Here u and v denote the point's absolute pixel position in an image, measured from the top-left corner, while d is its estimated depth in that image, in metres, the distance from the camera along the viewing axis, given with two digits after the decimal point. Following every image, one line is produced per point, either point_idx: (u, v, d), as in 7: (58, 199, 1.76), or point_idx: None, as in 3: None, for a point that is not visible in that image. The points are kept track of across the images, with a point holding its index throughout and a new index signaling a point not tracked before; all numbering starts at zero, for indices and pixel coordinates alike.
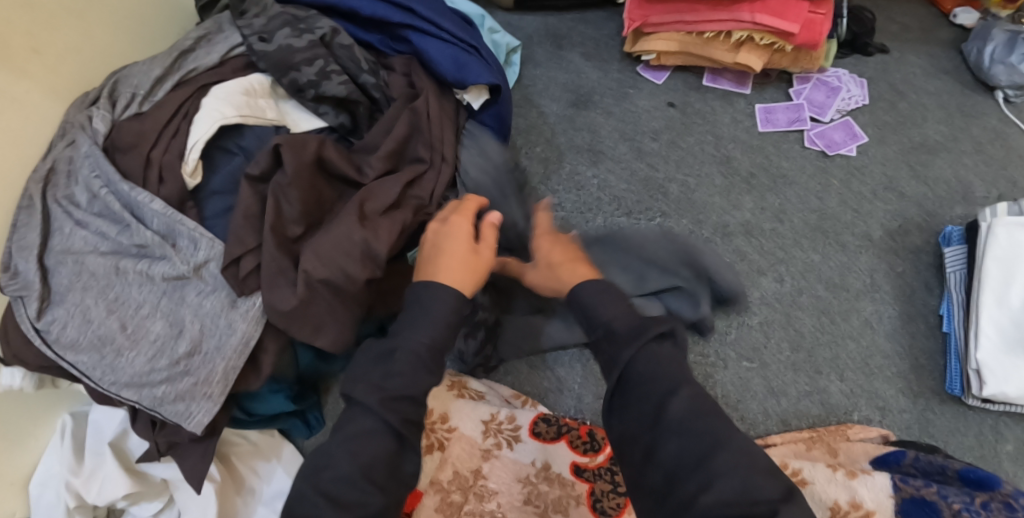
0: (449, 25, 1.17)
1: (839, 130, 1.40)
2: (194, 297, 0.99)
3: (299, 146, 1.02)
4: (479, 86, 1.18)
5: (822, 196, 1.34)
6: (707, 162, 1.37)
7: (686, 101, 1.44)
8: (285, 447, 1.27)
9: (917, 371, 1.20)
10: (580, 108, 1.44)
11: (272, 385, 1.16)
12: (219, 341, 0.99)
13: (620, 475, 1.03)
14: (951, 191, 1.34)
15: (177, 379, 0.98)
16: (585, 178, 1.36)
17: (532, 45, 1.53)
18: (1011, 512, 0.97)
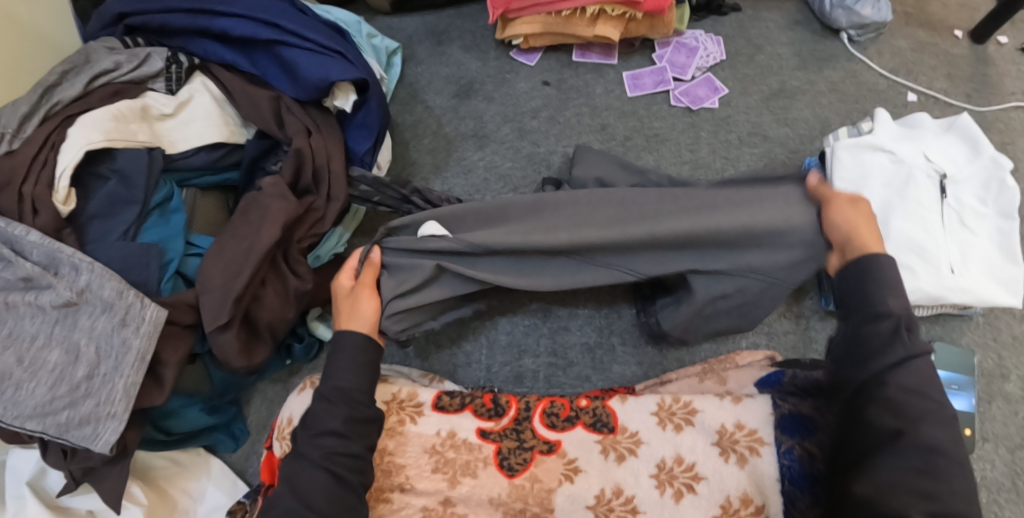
0: (316, 36, 1.17)
1: (702, 87, 1.47)
2: (86, 320, 1.02)
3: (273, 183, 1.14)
4: (347, 86, 1.20)
5: (694, 148, 1.42)
6: (585, 132, 1.45)
7: (561, 78, 1.50)
8: (212, 462, 1.28)
9: (796, 295, 1.31)
10: (462, 97, 1.49)
11: (182, 400, 1.18)
12: (117, 361, 1.02)
13: (525, 432, 1.07)
14: (811, 127, 1.44)
15: (80, 402, 1.02)
16: (471, 163, 1.43)
17: (411, 43, 1.55)
18: None
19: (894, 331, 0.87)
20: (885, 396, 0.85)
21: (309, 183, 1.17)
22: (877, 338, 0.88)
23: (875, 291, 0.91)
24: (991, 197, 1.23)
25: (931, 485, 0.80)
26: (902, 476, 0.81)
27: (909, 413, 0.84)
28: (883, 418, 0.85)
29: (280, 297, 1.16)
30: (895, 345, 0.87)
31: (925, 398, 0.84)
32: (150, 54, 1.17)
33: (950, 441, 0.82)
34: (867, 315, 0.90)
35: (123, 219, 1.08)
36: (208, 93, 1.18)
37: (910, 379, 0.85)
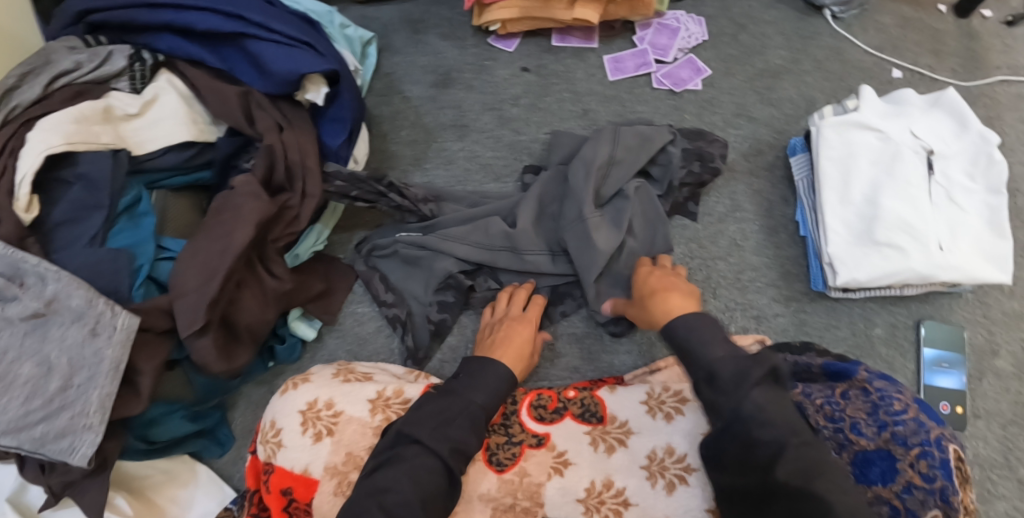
0: (283, 27, 1.13)
1: (685, 68, 1.43)
2: (56, 331, 0.99)
3: (248, 179, 1.10)
4: (319, 78, 1.16)
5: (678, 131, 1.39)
6: (568, 118, 1.41)
7: (541, 64, 1.45)
8: (198, 469, 1.25)
9: (785, 277, 1.29)
10: (440, 87, 1.44)
11: (164, 407, 1.15)
12: (90, 371, 0.99)
13: (513, 426, 1.05)
14: (796, 107, 1.41)
15: (54, 415, 0.99)
16: (451, 154, 1.39)
17: (386, 33, 1.48)
18: (866, 397, 0.95)
19: (722, 386, 0.86)
20: (736, 442, 0.84)
21: (283, 180, 1.14)
22: (720, 392, 0.87)
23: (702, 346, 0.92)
24: (979, 173, 1.21)
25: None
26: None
27: (761, 457, 0.81)
28: (742, 471, 0.83)
29: (258, 299, 1.13)
30: (733, 393, 0.85)
31: (780, 435, 0.81)
32: (112, 52, 1.13)
33: (816, 471, 0.78)
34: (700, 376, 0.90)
35: (91, 224, 1.04)
36: (174, 90, 1.14)
37: (757, 421, 0.82)
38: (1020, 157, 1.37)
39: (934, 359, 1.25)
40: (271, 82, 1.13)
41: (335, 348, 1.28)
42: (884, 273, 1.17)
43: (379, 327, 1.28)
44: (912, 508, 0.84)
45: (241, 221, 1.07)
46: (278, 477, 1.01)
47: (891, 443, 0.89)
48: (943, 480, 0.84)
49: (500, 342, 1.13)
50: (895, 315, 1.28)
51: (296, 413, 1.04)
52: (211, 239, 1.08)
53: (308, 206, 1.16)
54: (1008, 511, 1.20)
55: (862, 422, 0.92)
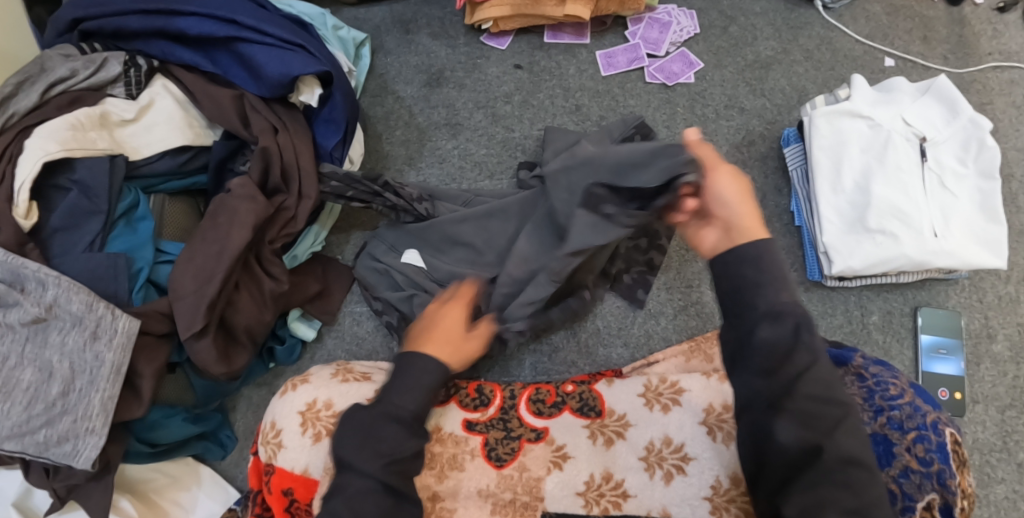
0: (276, 29, 1.14)
1: (676, 62, 1.43)
2: (56, 336, 1.00)
3: (244, 182, 1.11)
4: (312, 80, 1.17)
5: (670, 125, 1.40)
6: (560, 114, 1.42)
7: (533, 61, 1.46)
8: (202, 472, 1.26)
9: None
10: (434, 86, 1.45)
11: (164, 410, 1.16)
12: (91, 376, 1.00)
13: (512, 421, 1.06)
14: (787, 98, 1.42)
15: (57, 420, 1.00)
16: (445, 153, 1.40)
17: (378, 34, 1.49)
18: (861, 382, 0.96)
19: (785, 340, 0.80)
20: (796, 402, 0.79)
21: (278, 182, 1.15)
22: (776, 345, 0.80)
23: (763, 284, 0.82)
24: (972, 158, 1.22)
25: (853, 501, 0.75)
26: (828, 492, 0.76)
27: (820, 425, 0.78)
28: (794, 436, 0.78)
29: (255, 301, 1.14)
30: (798, 352, 0.80)
31: (831, 405, 0.79)
32: (107, 58, 1.13)
33: (863, 447, 0.78)
34: (761, 313, 0.82)
35: (88, 229, 1.05)
36: (169, 95, 1.15)
37: (814, 387, 0.79)
38: (1012, 142, 1.37)
39: (931, 344, 1.26)
40: (264, 84, 1.14)
41: (333, 348, 1.29)
42: (878, 260, 1.18)
43: (377, 325, 1.29)
44: (908, 492, 0.85)
45: (238, 225, 1.08)
46: (278, 477, 1.03)
47: (886, 428, 0.90)
48: (939, 464, 0.85)
49: (428, 332, 0.97)
50: (890, 302, 1.29)
51: (295, 414, 1.05)
52: (209, 242, 1.09)
53: (304, 207, 1.16)
54: (1007, 494, 1.21)
55: (857, 407, 0.93)
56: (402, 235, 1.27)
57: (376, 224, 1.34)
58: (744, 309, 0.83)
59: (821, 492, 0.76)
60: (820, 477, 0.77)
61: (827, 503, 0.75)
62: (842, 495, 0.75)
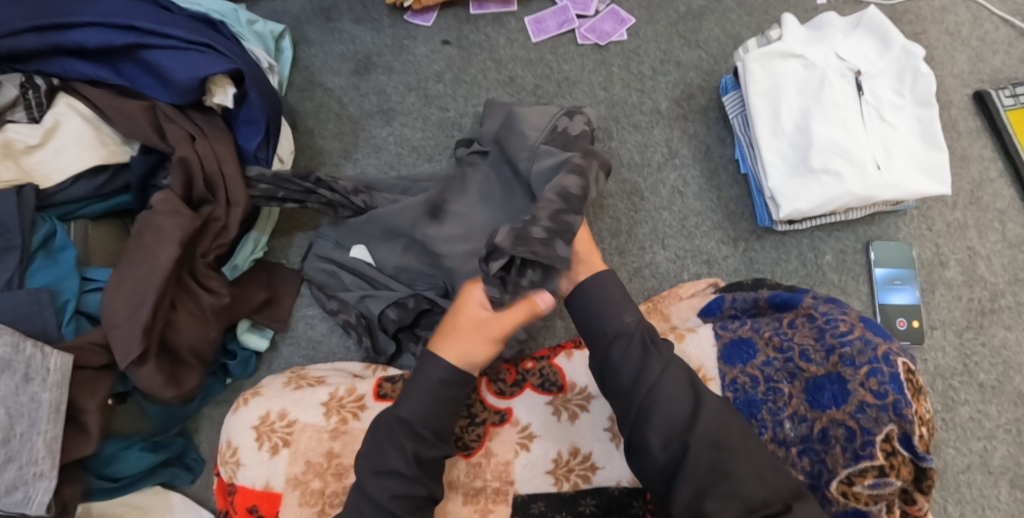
0: (179, 31, 1.08)
1: (607, 20, 1.36)
2: None
3: (168, 195, 1.06)
4: (223, 80, 1.10)
5: (607, 86, 1.35)
6: (493, 87, 1.36)
7: (461, 35, 1.38)
8: (173, 500, 1.21)
9: (730, 218, 1.29)
10: (361, 73, 1.38)
11: (119, 442, 1.11)
12: (30, 418, 0.95)
13: (475, 405, 1.03)
14: (723, 46, 1.36)
15: (1, 470, 0.94)
16: (381, 141, 1.35)
17: (298, 25, 1.39)
18: (812, 323, 0.97)
19: (637, 354, 0.89)
20: (659, 409, 0.86)
21: (203, 191, 1.10)
22: (630, 358, 0.90)
23: (611, 310, 0.93)
24: (907, 87, 1.21)
25: (726, 483, 0.82)
26: (703, 482, 0.83)
27: (681, 423, 0.85)
28: (662, 436, 0.85)
29: (196, 318, 1.10)
30: (648, 363, 0.88)
31: (687, 403, 0.86)
32: (1, 82, 1.05)
33: (725, 432, 0.85)
34: (611, 337, 0.92)
35: (5, 266, 1.00)
36: (77, 114, 1.07)
37: (673, 390, 0.87)
38: (949, 68, 1.36)
39: (887, 277, 1.26)
40: (176, 91, 1.08)
41: (289, 355, 1.25)
42: (824, 199, 1.17)
43: (332, 326, 1.26)
44: (866, 427, 0.86)
45: (166, 237, 1.04)
46: (242, 496, 1.00)
47: (840, 366, 0.91)
48: (894, 395, 0.86)
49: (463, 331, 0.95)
50: (843, 241, 1.28)
51: (249, 428, 1.01)
52: (138, 263, 1.04)
53: (234, 214, 1.12)
54: (971, 415, 1.24)
55: (810, 348, 0.95)
56: (345, 231, 1.23)
57: (317, 223, 1.29)
58: (599, 337, 0.93)
59: (697, 485, 0.83)
60: (694, 470, 0.83)
61: (704, 490, 0.82)
62: (715, 482, 0.83)
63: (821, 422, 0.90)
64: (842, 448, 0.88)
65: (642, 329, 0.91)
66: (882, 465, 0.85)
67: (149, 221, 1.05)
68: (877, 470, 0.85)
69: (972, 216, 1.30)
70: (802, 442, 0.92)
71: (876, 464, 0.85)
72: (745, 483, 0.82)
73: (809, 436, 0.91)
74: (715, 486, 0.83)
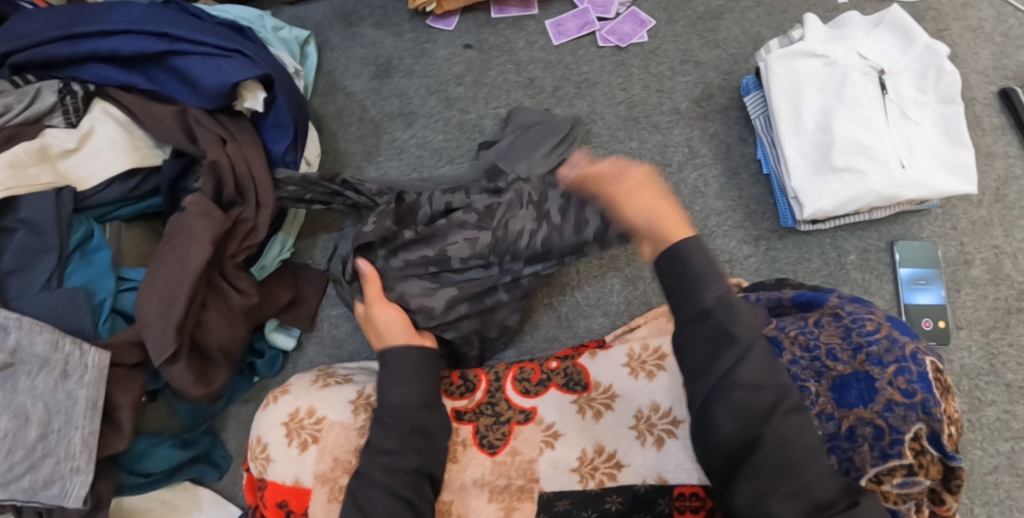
0: (210, 38, 1.10)
1: (627, 22, 1.37)
2: (26, 380, 0.98)
3: (200, 199, 1.08)
4: (253, 85, 1.13)
5: (627, 87, 1.36)
6: (514, 89, 1.37)
7: (481, 38, 1.40)
8: (202, 495, 1.24)
9: (752, 218, 1.29)
10: (383, 77, 1.40)
11: (150, 439, 1.13)
12: (66, 414, 0.98)
13: (499, 405, 1.05)
14: (742, 46, 1.36)
15: (39, 464, 0.98)
16: (403, 144, 1.37)
17: (321, 31, 1.42)
18: (838, 322, 0.96)
19: (709, 338, 0.80)
20: (730, 398, 0.79)
21: (233, 194, 1.12)
22: (706, 340, 0.80)
23: (695, 281, 0.81)
24: (930, 84, 1.20)
25: (796, 483, 0.76)
26: (770, 479, 0.76)
27: (756, 412, 0.78)
28: (729, 427, 0.78)
29: (225, 317, 1.12)
30: (725, 348, 0.79)
31: (767, 393, 0.79)
32: (40, 89, 1.09)
33: (800, 425, 0.78)
34: (689, 316, 0.81)
35: (42, 267, 1.03)
36: (110, 119, 1.11)
37: (750, 377, 0.79)
38: (972, 65, 1.35)
39: (911, 277, 1.26)
40: (206, 95, 1.11)
41: (315, 354, 1.27)
42: (847, 198, 1.17)
43: (357, 326, 1.28)
44: (895, 425, 0.86)
45: (200, 240, 1.06)
46: (272, 492, 1.02)
47: (867, 364, 0.90)
48: (922, 393, 0.86)
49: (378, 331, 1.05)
50: (865, 239, 1.28)
51: (279, 425, 1.03)
52: (174, 266, 1.06)
53: (262, 217, 1.14)
54: (998, 415, 1.23)
55: (836, 347, 0.94)
56: None
57: (342, 224, 1.31)
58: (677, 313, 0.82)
59: (762, 482, 0.77)
60: (761, 466, 0.77)
61: (770, 486, 0.76)
62: (784, 479, 0.76)
63: (849, 420, 0.90)
64: (870, 446, 0.88)
65: (727, 305, 0.79)
66: (910, 464, 0.86)
67: (181, 223, 1.08)
68: (905, 469, 0.86)
69: (998, 214, 1.29)
70: (829, 440, 0.91)
71: (905, 463, 0.86)
72: (815, 478, 0.76)
73: (837, 434, 0.91)
74: (780, 485, 0.76)
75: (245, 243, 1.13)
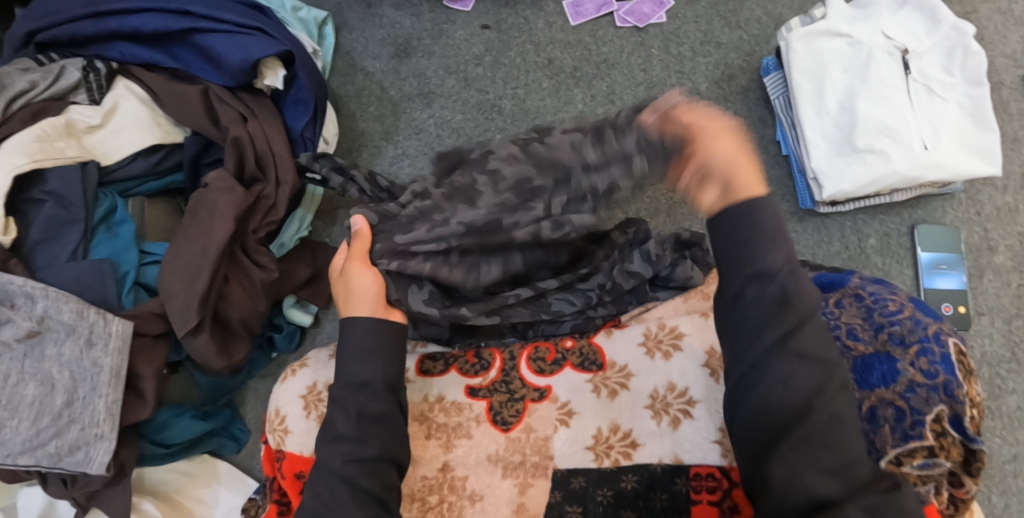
0: (231, 15, 1.11)
1: (647, 2, 1.37)
2: (53, 348, 1.00)
3: (223, 174, 1.10)
4: (274, 62, 1.13)
5: (646, 68, 1.35)
6: (532, 70, 1.37)
7: (500, 19, 1.39)
8: (220, 468, 1.26)
9: (771, 200, 1.29)
10: (401, 58, 1.40)
11: (172, 410, 1.16)
12: (92, 382, 1.01)
13: (514, 382, 1.05)
14: (764, 26, 1.35)
15: (65, 430, 1.01)
16: (421, 124, 1.38)
17: (340, 11, 1.42)
18: (860, 303, 0.96)
19: (770, 300, 0.75)
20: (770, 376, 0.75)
21: (253, 171, 1.14)
22: (761, 303, 0.76)
23: (755, 240, 0.76)
24: (957, 65, 1.19)
25: (833, 458, 0.73)
26: (812, 453, 0.74)
27: (801, 392, 0.74)
28: (779, 398, 0.75)
29: (247, 292, 1.14)
30: (780, 316, 0.75)
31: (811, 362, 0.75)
32: (64, 66, 1.11)
33: (852, 409, 0.75)
34: (743, 279, 0.77)
35: (68, 239, 1.05)
36: (133, 95, 1.13)
37: (807, 348, 0.75)
38: (999, 48, 1.33)
39: (932, 261, 1.25)
40: (229, 72, 1.12)
41: (333, 331, 1.29)
42: (869, 180, 1.15)
43: None
44: (915, 407, 0.85)
45: (221, 214, 1.08)
46: (290, 462, 1.03)
47: (888, 345, 0.90)
48: (944, 375, 0.85)
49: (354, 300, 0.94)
50: (887, 224, 1.27)
51: (297, 398, 1.05)
52: (196, 241, 1.08)
53: (280, 194, 1.15)
54: (1019, 404, 1.21)
55: (858, 327, 0.94)
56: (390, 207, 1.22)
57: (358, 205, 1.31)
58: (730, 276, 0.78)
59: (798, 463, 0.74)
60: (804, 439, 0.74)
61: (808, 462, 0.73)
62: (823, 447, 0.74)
63: (870, 402, 0.90)
64: (891, 427, 0.87)
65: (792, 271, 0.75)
66: (932, 446, 0.84)
67: (204, 196, 1.09)
68: (927, 451, 0.84)
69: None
70: None
71: (925, 444, 0.84)
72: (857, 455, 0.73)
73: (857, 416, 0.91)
74: (823, 458, 0.73)
75: (265, 220, 1.15)
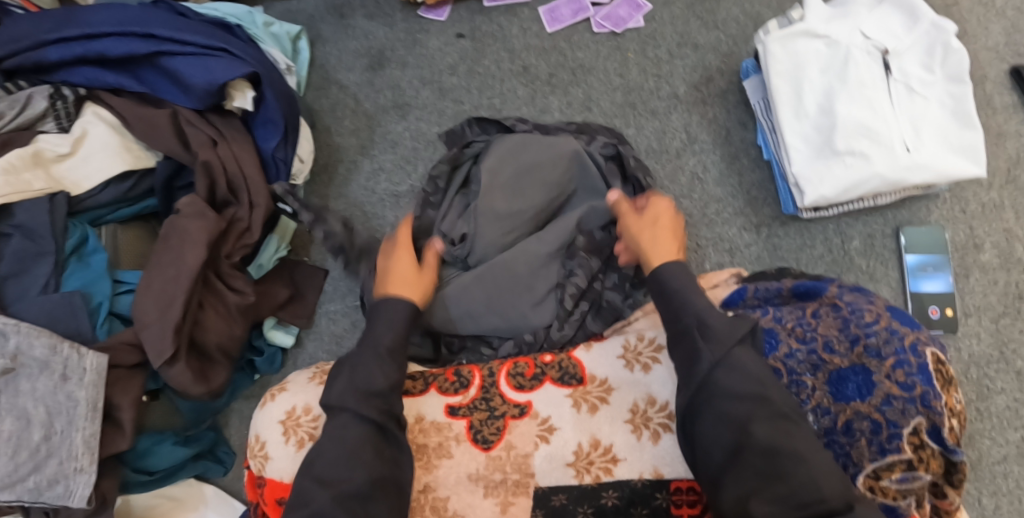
0: (197, 37, 1.10)
1: (623, 5, 1.34)
2: (27, 384, 0.99)
3: (195, 199, 1.09)
4: (242, 83, 1.13)
5: (623, 73, 1.33)
6: (507, 79, 1.35)
7: (475, 27, 1.38)
8: (207, 491, 1.26)
9: (753, 204, 1.27)
10: (375, 69, 1.38)
11: (153, 437, 1.15)
12: (68, 416, 1.00)
13: (493, 399, 1.04)
14: (742, 26, 1.33)
15: (44, 464, 1.00)
16: (397, 137, 1.36)
17: (313, 24, 1.41)
18: (837, 313, 0.94)
19: (683, 351, 0.89)
20: (712, 403, 0.85)
21: (226, 194, 1.13)
22: (682, 357, 0.89)
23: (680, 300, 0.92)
24: (937, 63, 1.16)
25: (784, 484, 0.79)
26: (754, 484, 0.80)
27: (737, 417, 0.83)
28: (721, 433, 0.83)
29: (224, 317, 1.13)
30: (697, 360, 0.87)
31: (745, 400, 0.84)
32: (30, 95, 1.09)
33: (783, 435, 0.82)
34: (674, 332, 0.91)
35: (39, 272, 1.04)
36: (102, 122, 1.11)
37: (734, 383, 0.85)
38: (981, 41, 1.30)
39: (917, 264, 1.23)
40: (197, 94, 1.10)
41: (315, 351, 1.28)
42: (849, 184, 1.14)
43: (355, 321, 1.28)
44: (892, 420, 0.84)
45: (194, 239, 1.07)
46: (271, 489, 1.03)
47: (864, 357, 0.88)
48: (922, 386, 0.84)
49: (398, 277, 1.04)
50: (870, 225, 1.25)
51: (276, 423, 1.04)
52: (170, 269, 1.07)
53: (255, 218, 1.14)
54: (1008, 404, 1.20)
55: (834, 339, 0.92)
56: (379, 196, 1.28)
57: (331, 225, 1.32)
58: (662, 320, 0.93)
59: (745, 484, 0.81)
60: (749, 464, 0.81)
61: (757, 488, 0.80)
62: (771, 483, 0.80)
63: (845, 415, 0.88)
64: (868, 441, 0.86)
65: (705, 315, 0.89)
66: (910, 459, 0.84)
67: (177, 222, 1.08)
68: (906, 464, 0.84)
69: (1009, 196, 1.25)
70: (824, 435, 0.90)
71: (904, 457, 0.84)
72: (806, 470, 0.79)
73: (832, 428, 0.90)
74: (770, 486, 0.80)
75: (240, 243, 1.14)
